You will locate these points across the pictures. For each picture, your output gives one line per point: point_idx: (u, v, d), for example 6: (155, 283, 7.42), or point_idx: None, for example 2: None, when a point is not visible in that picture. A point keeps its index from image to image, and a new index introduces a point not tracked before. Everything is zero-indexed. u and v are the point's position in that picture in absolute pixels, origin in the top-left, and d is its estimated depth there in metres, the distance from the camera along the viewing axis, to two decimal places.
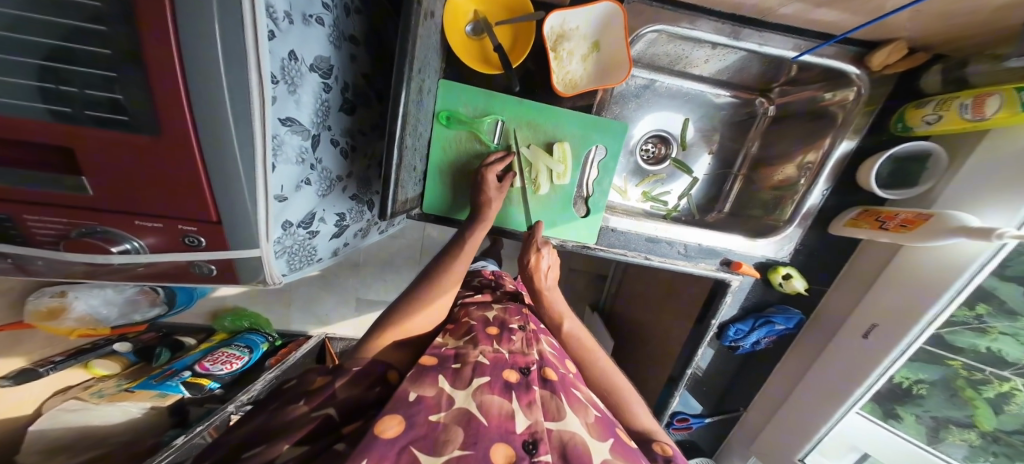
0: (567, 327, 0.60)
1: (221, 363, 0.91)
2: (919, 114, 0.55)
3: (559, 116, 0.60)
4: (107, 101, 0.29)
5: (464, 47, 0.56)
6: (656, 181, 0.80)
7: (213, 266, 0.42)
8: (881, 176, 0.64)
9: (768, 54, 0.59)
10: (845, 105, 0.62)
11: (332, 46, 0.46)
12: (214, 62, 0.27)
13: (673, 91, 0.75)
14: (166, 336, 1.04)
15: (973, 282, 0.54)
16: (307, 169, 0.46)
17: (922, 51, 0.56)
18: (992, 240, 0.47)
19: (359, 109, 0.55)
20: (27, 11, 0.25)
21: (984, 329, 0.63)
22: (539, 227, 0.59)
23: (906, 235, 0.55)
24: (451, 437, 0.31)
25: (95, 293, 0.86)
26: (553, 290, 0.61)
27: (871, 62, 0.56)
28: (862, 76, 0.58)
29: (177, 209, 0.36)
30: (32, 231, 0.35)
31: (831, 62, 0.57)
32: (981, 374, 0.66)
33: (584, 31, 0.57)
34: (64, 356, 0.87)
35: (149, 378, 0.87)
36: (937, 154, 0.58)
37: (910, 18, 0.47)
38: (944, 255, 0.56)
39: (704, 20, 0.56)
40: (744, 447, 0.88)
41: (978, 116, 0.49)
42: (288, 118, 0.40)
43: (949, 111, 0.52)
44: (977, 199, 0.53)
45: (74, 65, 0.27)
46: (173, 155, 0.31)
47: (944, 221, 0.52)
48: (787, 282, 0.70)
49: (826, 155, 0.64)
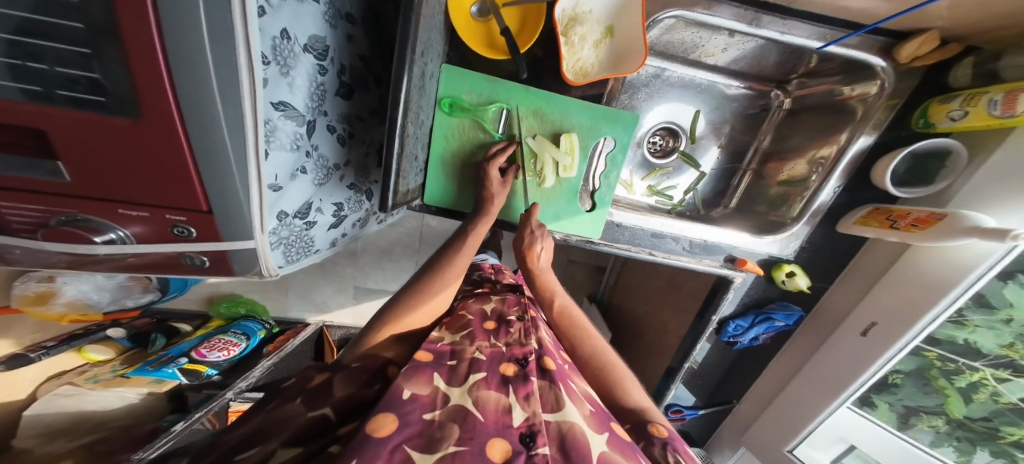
0: (557, 300, 0.60)
1: (217, 350, 0.89)
2: (944, 111, 0.54)
3: (567, 105, 0.58)
4: (82, 81, 0.27)
5: (469, 30, 0.53)
6: (662, 175, 0.79)
7: (205, 257, 0.40)
8: (898, 173, 0.63)
9: (789, 44, 0.57)
10: (866, 100, 0.60)
11: (328, 25, 0.43)
12: (199, 39, 0.25)
13: (685, 81, 0.72)
14: (160, 322, 1.02)
15: (986, 278, 0.52)
16: (302, 156, 0.44)
17: (953, 43, 0.54)
18: (1005, 241, 0.46)
19: (357, 93, 0.53)
20: None
21: (962, 321, 0.62)
22: (535, 208, 0.59)
23: (917, 234, 0.55)
24: (447, 434, 0.30)
25: (84, 279, 0.83)
26: (547, 271, 0.61)
27: (899, 55, 0.54)
28: (888, 69, 0.56)
29: (164, 198, 0.34)
30: (7, 218, 0.33)
31: (856, 53, 0.55)
32: (953, 365, 0.67)
33: (597, 15, 0.55)
34: (55, 342, 0.84)
35: (144, 364, 0.84)
36: (958, 152, 0.56)
37: (949, 7, 0.45)
38: (955, 254, 0.55)
39: (725, 6, 0.53)
40: (736, 435, 0.90)
41: (1007, 112, 0.48)
42: (281, 102, 0.38)
43: (977, 107, 0.51)
44: (995, 198, 0.53)
45: (45, 40, 0.25)
46: (155, 141, 0.29)
47: (957, 221, 0.51)
48: (790, 279, 0.70)
49: (842, 150, 0.63)
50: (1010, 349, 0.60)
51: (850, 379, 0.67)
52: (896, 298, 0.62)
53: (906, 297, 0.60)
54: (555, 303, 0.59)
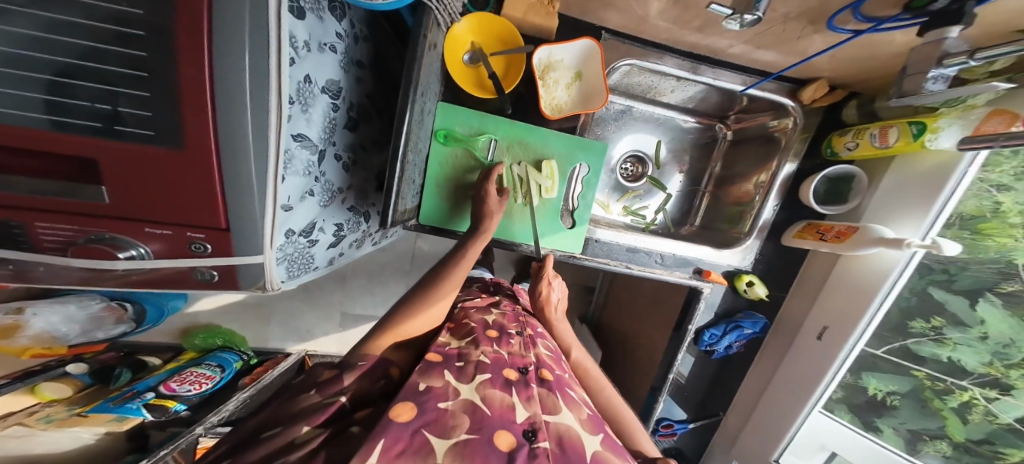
0: (573, 354, 0.67)
1: (188, 383, 0.85)
2: (842, 142, 0.66)
3: (546, 136, 0.66)
4: (126, 116, 0.31)
5: (463, 75, 0.60)
6: (635, 197, 0.87)
7: (215, 272, 0.43)
8: (819, 193, 0.73)
9: (721, 88, 0.68)
10: (786, 132, 0.71)
11: (342, 70, 0.49)
12: (241, 84, 0.31)
13: (647, 116, 0.82)
14: (127, 356, 0.98)
15: (898, 285, 0.63)
16: (312, 181, 0.49)
17: (840, 89, 0.66)
18: (903, 249, 0.57)
19: (362, 125, 0.59)
20: (59, 35, 0.28)
21: (942, 339, 0.70)
22: (549, 261, 0.64)
23: (841, 245, 0.64)
24: (459, 423, 0.34)
25: (55, 309, 0.84)
26: (561, 321, 0.69)
27: (802, 97, 0.66)
28: (797, 108, 0.68)
29: (187, 216, 0.37)
30: (39, 237, 0.36)
31: (773, 95, 0.67)
32: (942, 384, 0.71)
33: (567, 63, 0.63)
34: (10, 379, 0.81)
35: (106, 401, 0.80)
36: (858, 176, 0.68)
37: (827, 62, 0.56)
38: (874, 261, 0.65)
39: (668, 57, 0.64)
40: (726, 451, 0.92)
41: (884, 143, 0.60)
42: (299, 134, 0.43)
43: (863, 140, 0.63)
44: (896, 211, 0.64)
45: (101, 83, 0.30)
46: (190, 167, 0.34)
47: (867, 233, 0.62)
48: (751, 289, 0.77)
49: (774, 174, 0.72)
50: (991, 366, 0.65)
51: (813, 382, 0.73)
52: (839, 304, 0.70)
53: (847, 300, 0.69)
54: (572, 357, 0.67)
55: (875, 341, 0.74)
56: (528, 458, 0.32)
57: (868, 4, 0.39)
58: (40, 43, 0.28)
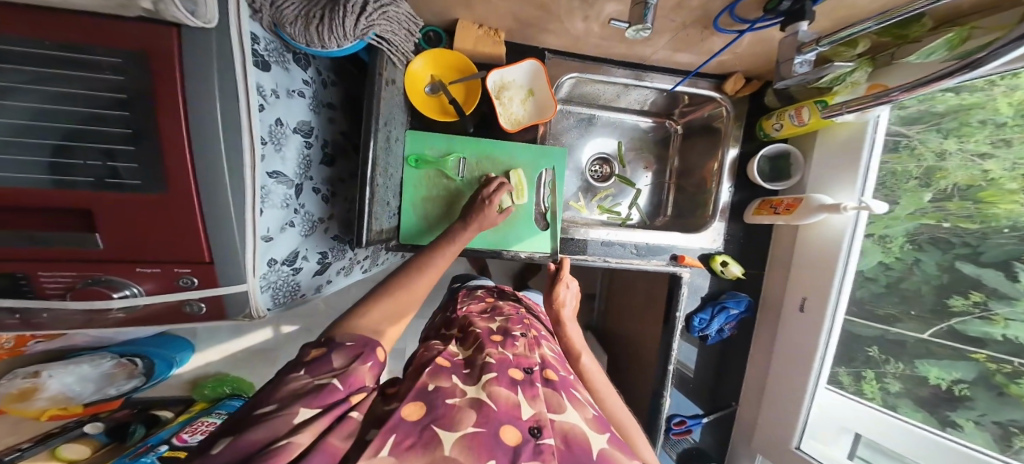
0: (584, 360, 0.64)
1: (199, 432, 0.85)
2: (769, 124, 0.72)
3: (509, 149, 0.71)
4: (110, 171, 0.35)
5: (424, 103, 0.66)
6: (607, 196, 0.90)
7: (204, 303, 0.47)
8: (764, 171, 0.77)
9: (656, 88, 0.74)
10: (723, 119, 0.77)
11: (312, 112, 0.55)
12: (214, 132, 0.36)
13: (606, 121, 0.88)
14: (141, 411, 0.98)
15: (855, 251, 0.68)
16: (291, 212, 0.53)
17: (755, 79, 0.73)
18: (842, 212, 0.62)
19: (338, 160, 0.64)
20: (45, 104, 0.32)
21: (990, 316, 0.61)
22: (563, 261, 0.72)
23: (792, 216, 0.68)
24: (465, 418, 0.35)
25: (69, 370, 0.87)
26: (572, 324, 0.72)
27: (725, 88, 0.72)
28: (724, 99, 0.74)
29: (173, 254, 0.41)
30: (42, 284, 0.39)
31: (705, 91, 0.73)
32: (1010, 366, 0.59)
33: (520, 82, 0.68)
34: (30, 441, 0.85)
35: (122, 458, 0.80)
36: (793, 152, 0.74)
37: (734, 59, 0.63)
38: (823, 231, 0.71)
39: (611, 68, 0.70)
40: (748, 444, 0.86)
41: (801, 121, 0.66)
42: (275, 172, 0.48)
43: (785, 120, 0.68)
44: (831, 178, 0.69)
45: (86, 141, 0.34)
46: (172, 208, 0.38)
47: (811, 202, 0.67)
48: (727, 268, 0.79)
49: (721, 159, 0.76)
50: None
51: (806, 357, 0.73)
52: (808, 277, 0.73)
53: (813, 270, 0.72)
54: (582, 361, 0.63)
55: (918, 325, 0.70)
56: (534, 454, 0.33)
57: (740, 7, 0.45)
58: (41, 112, 0.32)
